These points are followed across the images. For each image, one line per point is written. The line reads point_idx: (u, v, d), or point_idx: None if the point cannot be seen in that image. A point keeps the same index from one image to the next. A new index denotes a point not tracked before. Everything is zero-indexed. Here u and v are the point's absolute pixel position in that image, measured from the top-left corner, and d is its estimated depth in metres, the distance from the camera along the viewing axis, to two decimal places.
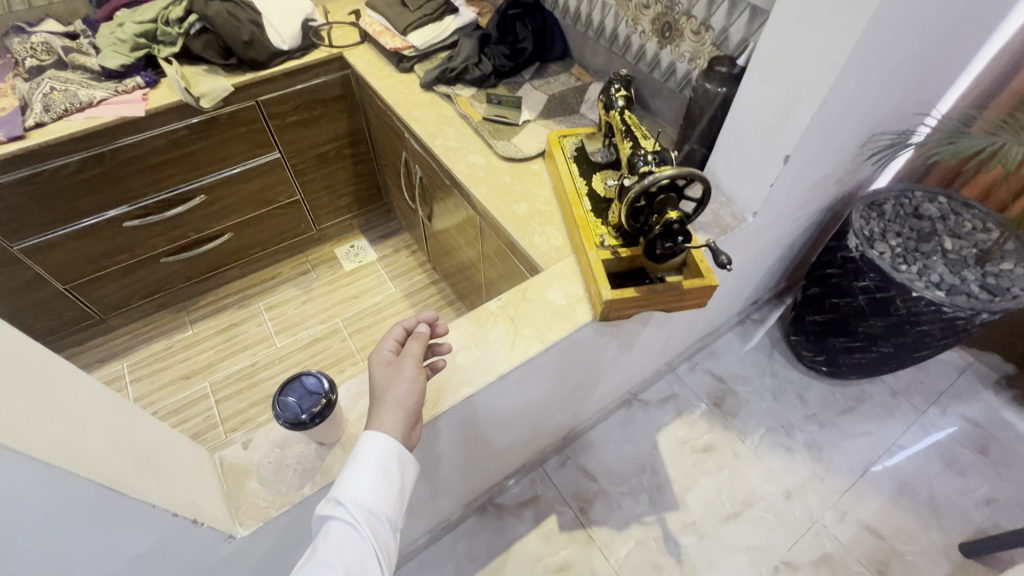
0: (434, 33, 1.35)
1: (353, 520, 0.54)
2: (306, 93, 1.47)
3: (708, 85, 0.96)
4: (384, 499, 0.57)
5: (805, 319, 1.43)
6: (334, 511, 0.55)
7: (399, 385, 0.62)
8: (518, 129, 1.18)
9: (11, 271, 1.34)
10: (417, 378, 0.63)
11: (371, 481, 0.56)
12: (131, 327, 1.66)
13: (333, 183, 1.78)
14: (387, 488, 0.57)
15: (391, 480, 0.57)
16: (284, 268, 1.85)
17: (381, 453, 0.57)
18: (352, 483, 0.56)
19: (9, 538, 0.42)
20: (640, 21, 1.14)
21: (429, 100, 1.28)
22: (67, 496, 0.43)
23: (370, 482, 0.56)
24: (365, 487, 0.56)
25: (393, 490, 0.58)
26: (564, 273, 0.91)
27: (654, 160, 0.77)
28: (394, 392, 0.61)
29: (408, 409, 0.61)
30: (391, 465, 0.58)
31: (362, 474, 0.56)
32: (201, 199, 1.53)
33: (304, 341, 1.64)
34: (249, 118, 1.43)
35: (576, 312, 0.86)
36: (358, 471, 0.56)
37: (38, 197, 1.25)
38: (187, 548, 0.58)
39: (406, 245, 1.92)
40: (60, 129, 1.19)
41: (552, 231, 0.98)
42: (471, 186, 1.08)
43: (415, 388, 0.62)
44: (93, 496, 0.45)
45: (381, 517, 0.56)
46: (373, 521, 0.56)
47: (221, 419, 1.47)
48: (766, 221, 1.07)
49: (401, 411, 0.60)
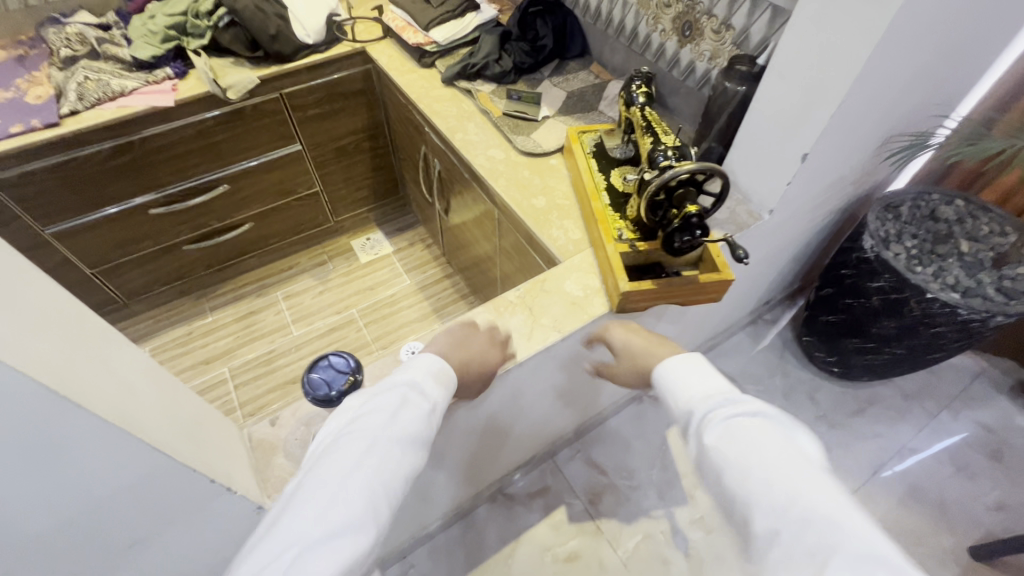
0: (456, 29, 1.37)
1: (406, 395, 0.59)
2: (329, 86, 1.50)
3: (728, 83, 0.97)
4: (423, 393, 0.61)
5: (818, 320, 1.44)
6: (387, 386, 0.59)
7: (483, 358, 0.77)
8: (537, 124, 1.19)
9: (41, 254, 1.39)
10: (492, 357, 0.78)
11: (418, 376, 0.62)
12: (153, 312, 1.70)
13: (352, 176, 1.81)
14: (437, 383, 0.62)
15: (443, 378, 0.63)
16: (301, 258, 1.88)
17: (434, 358, 0.64)
18: (408, 373, 0.61)
19: (62, 492, 0.44)
20: (660, 20, 1.15)
21: (450, 95, 1.30)
22: (119, 455, 0.46)
23: (417, 377, 0.62)
24: (411, 379, 0.61)
25: (441, 387, 0.63)
26: (581, 265, 0.92)
27: (674, 155, 0.79)
28: (479, 361, 0.76)
29: (479, 383, 0.73)
30: (445, 371, 0.64)
31: (417, 367, 0.62)
32: (224, 187, 1.56)
33: (320, 330, 1.67)
34: (273, 110, 1.47)
35: (593, 304, 0.87)
36: (415, 364, 0.63)
37: (69, 183, 1.29)
38: (219, 516, 0.61)
39: (421, 238, 1.94)
40: (93, 117, 1.23)
41: (570, 225, 1.00)
42: (491, 179, 1.10)
43: (489, 366, 0.77)
44: (141, 458, 0.48)
45: (431, 404, 0.60)
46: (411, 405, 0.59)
47: (239, 404, 1.50)
48: (782, 219, 1.08)
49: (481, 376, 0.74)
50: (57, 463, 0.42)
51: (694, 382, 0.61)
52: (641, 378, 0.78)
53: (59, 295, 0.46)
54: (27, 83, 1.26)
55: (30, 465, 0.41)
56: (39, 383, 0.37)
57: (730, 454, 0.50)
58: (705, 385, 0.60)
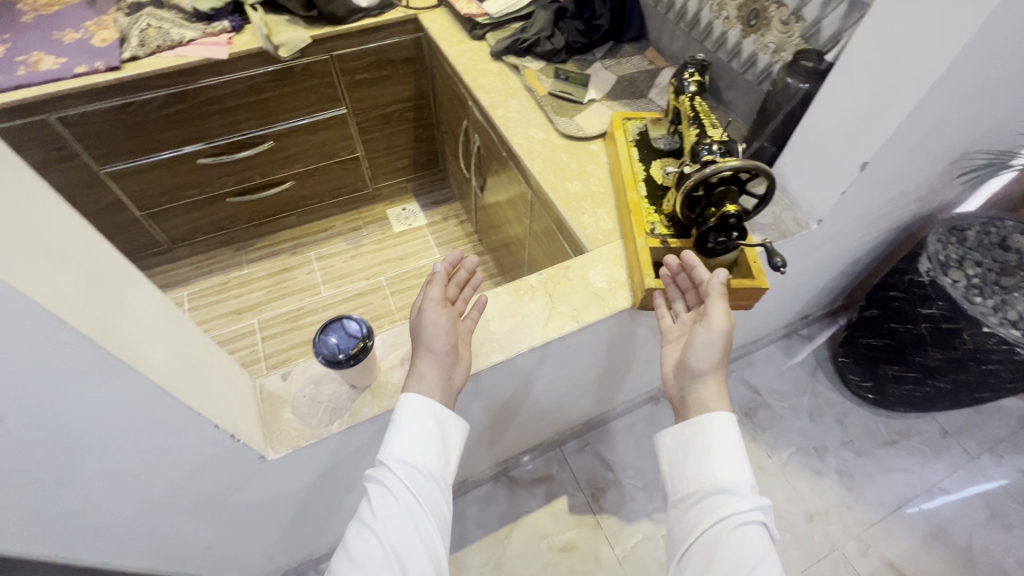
0: (511, 3, 1.33)
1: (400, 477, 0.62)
2: (378, 52, 1.50)
3: (790, 80, 0.91)
4: (422, 455, 0.64)
5: (857, 342, 1.36)
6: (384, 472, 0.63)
7: (431, 333, 0.69)
8: (582, 107, 1.16)
9: (96, 193, 1.46)
10: (442, 319, 0.70)
11: (409, 443, 0.64)
12: (194, 259, 1.77)
13: (393, 145, 1.81)
14: (431, 449, 0.65)
15: (425, 436, 0.65)
16: (337, 221, 1.91)
17: (424, 413, 0.65)
18: (400, 445, 0.64)
19: (72, 420, 0.46)
20: (725, 6, 1.08)
21: (497, 70, 1.27)
22: (127, 393, 0.47)
23: (410, 443, 0.64)
24: (405, 447, 0.64)
25: (440, 451, 0.66)
26: (608, 256, 0.89)
27: (719, 150, 0.74)
28: (427, 338, 0.69)
29: (442, 358, 0.69)
30: (439, 428, 0.66)
31: (407, 437, 0.64)
32: (271, 144, 1.59)
33: (348, 293, 1.71)
34: (322, 72, 1.48)
35: (615, 297, 0.85)
36: (403, 432, 0.65)
37: (126, 126, 1.35)
38: (223, 460, 0.63)
39: (455, 214, 1.94)
40: (152, 64, 1.27)
41: (603, 214, 0.97)
42: (527, 160, 1.07)
43: (443, 328, 0.70)
44: (149, 400, 0.49)
45: (428, 474, 0.64)
46: (413, 474, 0.63)
47: (264, 355, 1.56)
48: (831, 231, 1.01)
49: (433, 355, 0.69)
50: (72, 394, 0.44)
51: (712, 459, 0.63)
52: (682, 390, 0.70)
53: (89, 233, 0.47)
54: (95, 25, 1.31)
55: (43, 390, 0.43)
56: (52, 313, 0.38)
57: (724, 555, 0.56)
58: (721, 466, 0.63)
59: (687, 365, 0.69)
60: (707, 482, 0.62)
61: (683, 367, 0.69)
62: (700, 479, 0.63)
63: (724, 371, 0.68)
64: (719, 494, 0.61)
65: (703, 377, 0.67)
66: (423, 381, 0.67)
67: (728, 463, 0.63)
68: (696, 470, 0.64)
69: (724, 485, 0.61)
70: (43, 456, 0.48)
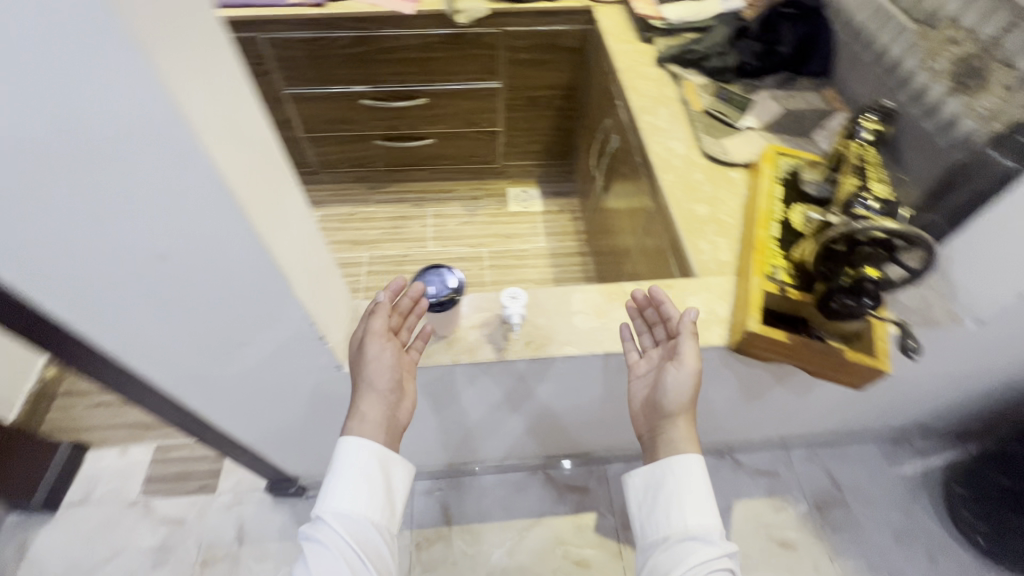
0: (691, 12, 1.30)
1: (336, 530, 0.62)
2: (546, 36, 1.53)
3: (995, 154, 0.74)
4: (360, 505, 0.64)
5: (983, 474, 1.15)
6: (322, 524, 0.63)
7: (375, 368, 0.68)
8: (734, 132, 1.09)
9: (275, 108, 1.67)
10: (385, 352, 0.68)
11: (346, 492, 0.64)
12: (333, 186, 1.97)
13: (533, 128, 1.83)
14: (372, 497, 0.65)
15: (363, 483, 0.64)
16: (461, 186, 2.00)
17: (365, 458, 0.65)
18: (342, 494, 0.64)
19: (210, 277, 0.55)
20: (937, 56, 0.95)
21: (656, 76, 1.24)
22: (257, 270, 0.55)
23: (346, 493, 0.64)
24: (342, 496, 0.63)
25: (384, 496, 0.65)
26: (715, 287, 0.84)
27: (877, 207, 0.66)
28: (370, 373, 0.68)
29: (386, 387, 0.68)
30: (383, 475, 0.66)
31: (343, 487, 0.64)
32: (424, 101, 1.69)
33: (451, 254, 1.79)
34: (488, 44, 1.54)
35: (709, 330, 0.80)
36: (338, 483, 0.64)
37: (314, 56, 1.53)
38: (308, 357, 0.71)
39: (571, 209, 1.94)
40: (350, 7, 1.42)
41: (723, 244, 0.92)
42: (660, 170, 1.04)
43: (388, 362, 0.68)
44: (271, 281, 0.57)
45: (368, 523, 0.63)
46: (352, 523, 0.63)
47: (364, 287, 1.69)
48: (990, 338, 0.88)
49: (376, 392, 0.67)
50: (219, 256, 0.52)
51: (683, 505, 0.65)
52: (650, 423, 0.72)
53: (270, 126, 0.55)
54: None
55: (204, 244, 0.51)
56: (229, 185, 0.45)
57: None
58: (693, 513, 0.65)
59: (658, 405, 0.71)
60: (677, 525, 0.65)
61: (654, 404, 0.71)
62: (670, 524, 0.65)
63: (694, 409, 0.70)
64: (690, 540, 0.64)
65: (673, 417, 0.69)
66: (365, 422, 0.67)
67: (700, 511, 0.65)
68: (667, 513, 0.66)
69: (696, 530, 0.64)
70: (187, 296, 0.57)
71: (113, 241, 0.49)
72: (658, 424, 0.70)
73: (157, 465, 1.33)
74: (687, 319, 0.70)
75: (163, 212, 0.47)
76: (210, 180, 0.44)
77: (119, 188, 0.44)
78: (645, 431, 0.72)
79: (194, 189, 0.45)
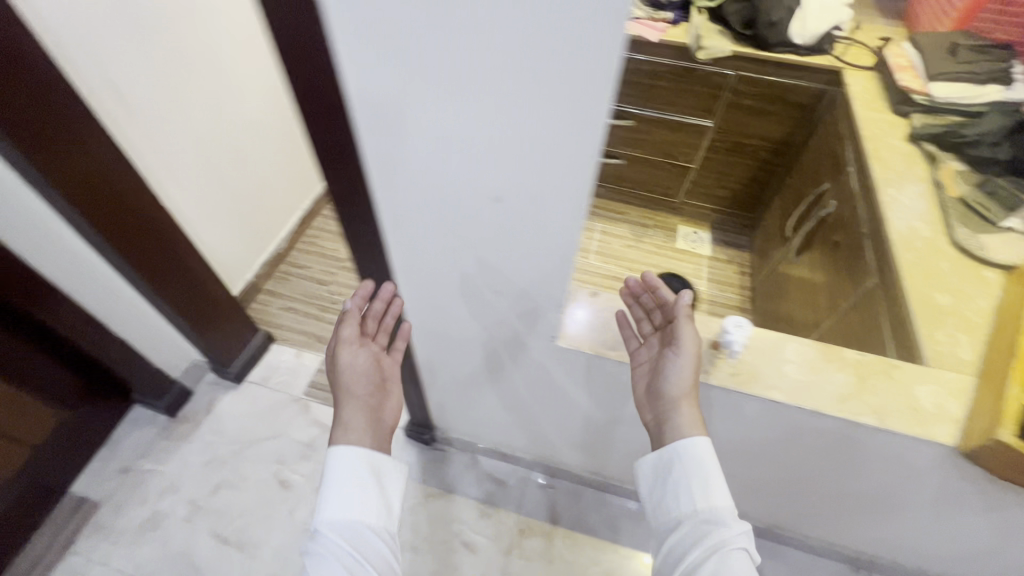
0: (961, 93, 1.16)
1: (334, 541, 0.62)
2: (778, 87, 1.51)
3: None
4: (354, 510, 0.64)
5: None
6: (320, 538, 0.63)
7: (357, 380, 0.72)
8: (992, 230, 0.98)
9: None
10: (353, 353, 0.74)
11: (338, 503, 0.64)
12: None
13: (726, 174, 1.81)
14: (367, 503, 0.65)
15: (356, 484, 0.66)
16: (633, 211, 2.03)
17: (353, 465, 0.66)
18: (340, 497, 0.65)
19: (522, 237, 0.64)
20: None
21: (905, 151, 1.18)
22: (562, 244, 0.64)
23: (336, 504, 0.64)
24: (334, 509, 0.64)
25: (375, 503, 0.66)
26: (951, 383, 0.77)
27: None
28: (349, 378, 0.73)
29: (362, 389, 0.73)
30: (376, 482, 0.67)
31: (335, 498, 0.65)
32: (632, 123, 1.75)
33: (609, 272, 1.82)
34: (716, 83, 1.55)
35: (936, 425, 0.74)
36: (334, 493, 0.65)
37: None
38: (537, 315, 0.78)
39: (741, 263, 1.88)
40: None
41: (964, 341, 0.84)
42: (898, 247, 0.99)
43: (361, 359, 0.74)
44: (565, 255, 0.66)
45: (366, 527, 0.64)
46: (348, 531, 0.63)
47: None
48: None
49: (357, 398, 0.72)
50: (545, 225, 0.62)
51: (700, 483, 0.66)
52: (655, 415, 0.75)
53: None
54: None
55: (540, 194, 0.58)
56: (599, 148, 0.51)
57: None
58: (711, 490, 0.65)
59: (660, 392, 0.73)
60: (693, 499, 0.66)
61: (656, 391, 0.74)
62: (682, 507, 0.66)
63: (696, 393, 0.73)
64: (708, 519, 0.64)
65: (677, 402, 0.71)
66: (348, 431, 0.69)
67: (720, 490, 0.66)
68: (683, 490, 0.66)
69: (715, 506, 0.64)
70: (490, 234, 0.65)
71: (475, 172, 0.57)
72: (662, 414, 0.72)
73: (321, 375, 1.52)
74: (683, 302, 0.72)
75: (530, 159, 0.54)
76: (589, 141, 0.51)
77: (514, 131, 0.52)
78: (649, 419, 0.75)
79: (570, 145, 0.51)
